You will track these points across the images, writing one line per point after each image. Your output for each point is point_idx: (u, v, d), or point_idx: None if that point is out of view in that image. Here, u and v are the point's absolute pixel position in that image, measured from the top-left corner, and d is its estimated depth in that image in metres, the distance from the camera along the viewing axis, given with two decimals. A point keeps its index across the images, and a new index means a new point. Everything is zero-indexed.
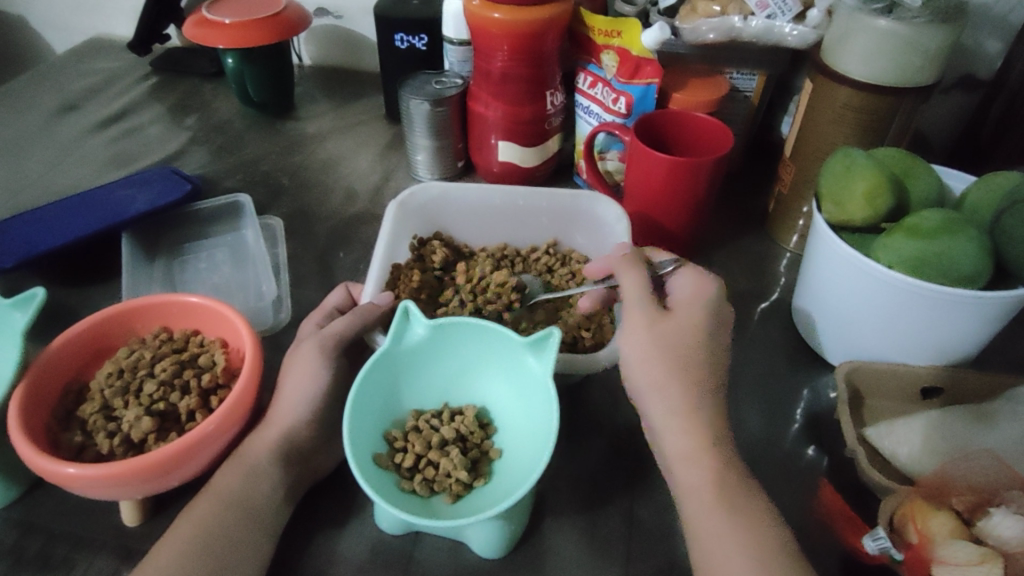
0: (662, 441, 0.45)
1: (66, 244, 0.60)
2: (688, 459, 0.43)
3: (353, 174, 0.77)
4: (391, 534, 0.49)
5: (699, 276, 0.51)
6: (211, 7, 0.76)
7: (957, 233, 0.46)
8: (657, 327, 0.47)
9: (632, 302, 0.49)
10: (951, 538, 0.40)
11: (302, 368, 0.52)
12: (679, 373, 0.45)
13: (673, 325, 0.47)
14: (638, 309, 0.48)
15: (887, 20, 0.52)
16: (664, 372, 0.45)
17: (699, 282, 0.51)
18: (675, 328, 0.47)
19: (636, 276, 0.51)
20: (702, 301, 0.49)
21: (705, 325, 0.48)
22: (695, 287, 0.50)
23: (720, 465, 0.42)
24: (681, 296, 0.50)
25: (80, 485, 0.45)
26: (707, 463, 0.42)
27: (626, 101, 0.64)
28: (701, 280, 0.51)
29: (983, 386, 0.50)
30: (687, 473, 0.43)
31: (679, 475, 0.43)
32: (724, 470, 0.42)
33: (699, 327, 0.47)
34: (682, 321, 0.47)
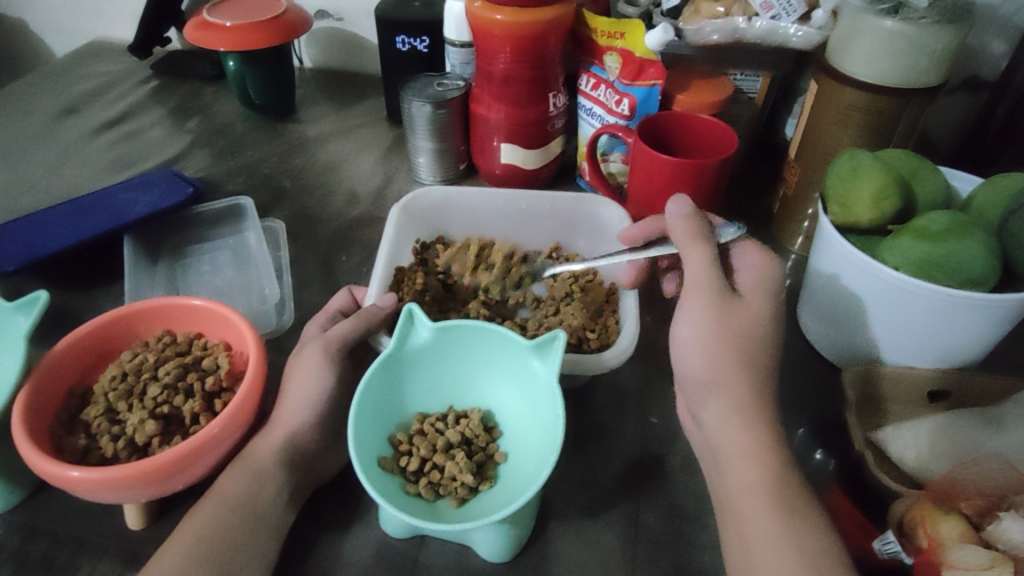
0: (718, 438, 0.44)
1: (67, 248, 0.60)
2: (743, 456, 0.43)
3: (354, 177, 0.77)
4: (396, 538, 0.49)
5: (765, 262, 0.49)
6: (211, 9, 0.76)
7: (966, 236, 0.46)
8: (733, 316, 0.46)
9: (699, 282, 0.48)
10: (962, 542, 0.40)
11: (306, 371, 0.52)
12: (743, 368, 0.45)
13: (744, 313, 0.46)
14: (706, 293, 0.47)
15: (894, 21, 0.52)
16: (726, 364, 0.45)
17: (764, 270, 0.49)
18: (746, 317, 0.46)
19: (701, 257, 0.49)
20: (769, 286, 0.48)
21: (773, 313, 0.47)
22: (760, 265, 0.49)
23: (743, 475, 0.42)
24: (749, 276, 0.49)
25: (85, 489, 0.45)
26: (754, 467, 0.42)
27: (630, 103, 0.64)
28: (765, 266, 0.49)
29: (990, 388, 0.50)
30: (742, 471, 0.42)
31: (733, 474, 0.43)
32: (749, 480, 0.42)
33: (767, 317, 0.47)
34: (753, 308, 0.47)
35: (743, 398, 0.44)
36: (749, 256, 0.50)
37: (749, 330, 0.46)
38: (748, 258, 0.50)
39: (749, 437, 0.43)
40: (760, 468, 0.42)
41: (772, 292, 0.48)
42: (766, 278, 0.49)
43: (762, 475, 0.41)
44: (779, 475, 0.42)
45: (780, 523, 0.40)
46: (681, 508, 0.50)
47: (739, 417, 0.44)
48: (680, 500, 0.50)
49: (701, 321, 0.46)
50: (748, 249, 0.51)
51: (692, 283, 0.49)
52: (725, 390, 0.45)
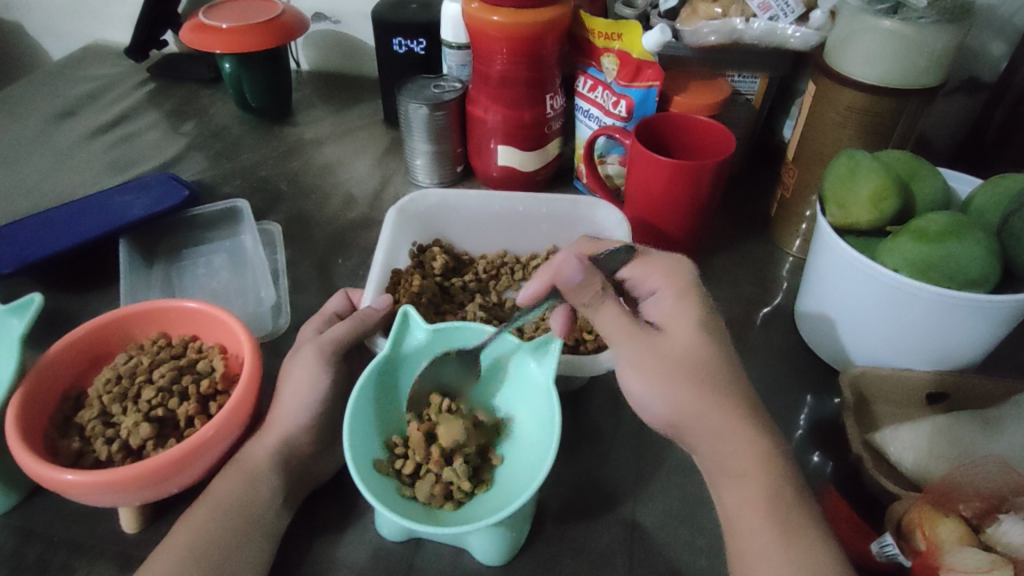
0: (707, 462, 0.44)
1: (63, 250, 0.60)
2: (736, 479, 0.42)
3: (351, 179, 0.76)
4: (392, 541, 0.48)
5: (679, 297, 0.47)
6: (208, 12, 0.76)
7: (964, 237, 0.45)
8: (662, 343, 0.45)
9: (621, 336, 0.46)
10: (960, 545, 0.40)
11: (301, 373, 0.52)
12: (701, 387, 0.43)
13: (669, 340, 0.45)
14: (631, 342, 0.45)
15: (892, 21, 0.52)
16: (697, 398, 0.43)
17: (679, 302, 0.47)
18: (676, 342, 0.45)
19: (614, 311, 0.46)
20: (687, 304, 0.47)
21: (704, 328, 0.46)
22: (667, 285, 0.48)
23: (734, 494, 0.42)
24: (664, 301, 0.47)
25: (78, 492, 0.44)
26: (747, 484, 0.41)
27: (626, 105, 0.64)
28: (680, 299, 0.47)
29: (989, 391, 0.50)
30: (733, 493, 0.42)
31: (727, 494, 0.42)
32: (740, 498, 0.41)
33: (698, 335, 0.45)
34: (680, 334, 0.45)
35: (711, 421, 0.43)
36: (654, 277, 0.49)
37: (688, 351, 0.44)
38: (652, 282, 0.49)
39: (742, 451, 0.42)
40: (753, 476, 0.42)
41: (691, 308, 0.47)
42: (680, 297, 0.47)
43: (763, 479, 0.41)
44: (772, 480, 0.41)
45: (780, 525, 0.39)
46: (677, 511, 0.50)
47: (722, 445, 0.43)
48: (678, 503, 0.50)
49: (641, 355, 0.45)
50: (643, 265, 0.50)
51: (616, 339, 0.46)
52: (699, 420, 0.43)
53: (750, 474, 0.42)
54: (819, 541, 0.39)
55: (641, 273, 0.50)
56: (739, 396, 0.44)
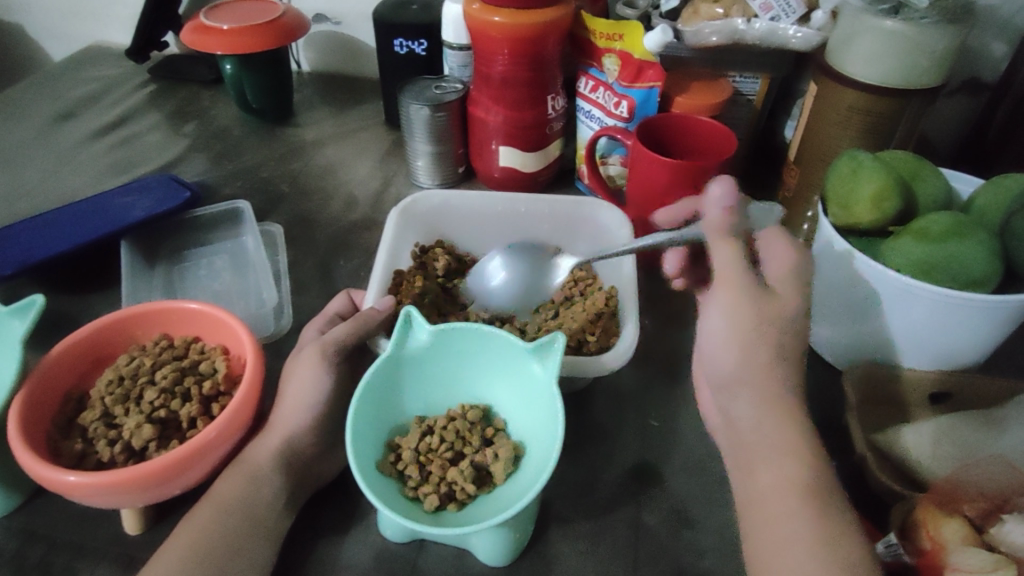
0: (743, 434, 0.43)
1: (64, 252, 0.60)
2: (764, 463, 0.41)
3: (353, 180, 0.76)
4: (396, 542, 0.48)
5: (798, 262, 0.46)
6: (209, 13, 0.76)
7: (966, 237, 0.45)
8: (774, 303, 0.43)
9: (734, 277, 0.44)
10: (964, 545, 0.40)
11: (303, 374, 0.52)
12: (776, 361, 0.43)
13: (784, 303, 0.44)
14: (740, 285, 0.43)
15: (894, 22, 0.52)
16: (767, 362, 0.43)
17: (797, 267, 0.45)
18: (786, 307, 0.43)
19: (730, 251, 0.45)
20: (799, 274, 0.45)
21: (809, 302, 0.45)
22: (790, 254, 0.46)
23: (765, 479, 0.41)
24: (777, 264, 0.46)
25: (79, 494, 0.44)
26: (780, 464, 0.41)
27: (628, 105, 0.64)
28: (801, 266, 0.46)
29: (994, 390, 0.50)
30: (765, 474, 0.41)
31: (759, 474, 0.41)
32: (772, 481, 0.40)
33: (803, 306, 0.44)
34: (789, 300, 0.44)
35: (771, 387, 0.42)
36: (774, 248, 0.46)
37: (784, 317, 0.43)
38: (776, 252, 0.46)
39: (784, 433, 0.42)
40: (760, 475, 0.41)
41: (804, 279, 0.45)
42: (802, 269, 0.45)
43: (793, 465, 0.41)
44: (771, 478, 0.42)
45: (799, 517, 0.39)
46: (678, 512, 0.50)
47: (770, 416, 0.42)
48: (681, 504, 0.50)
49: (752, 311, 0.43)
50: (774, 237, 0.47)
51: (722, 276, 0.44)
52: (756, 386, 0.43)
53: (784, 454, 0.41)
54: (846, 531, 0.38)
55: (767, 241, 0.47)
56: (797, 373, 0.44)
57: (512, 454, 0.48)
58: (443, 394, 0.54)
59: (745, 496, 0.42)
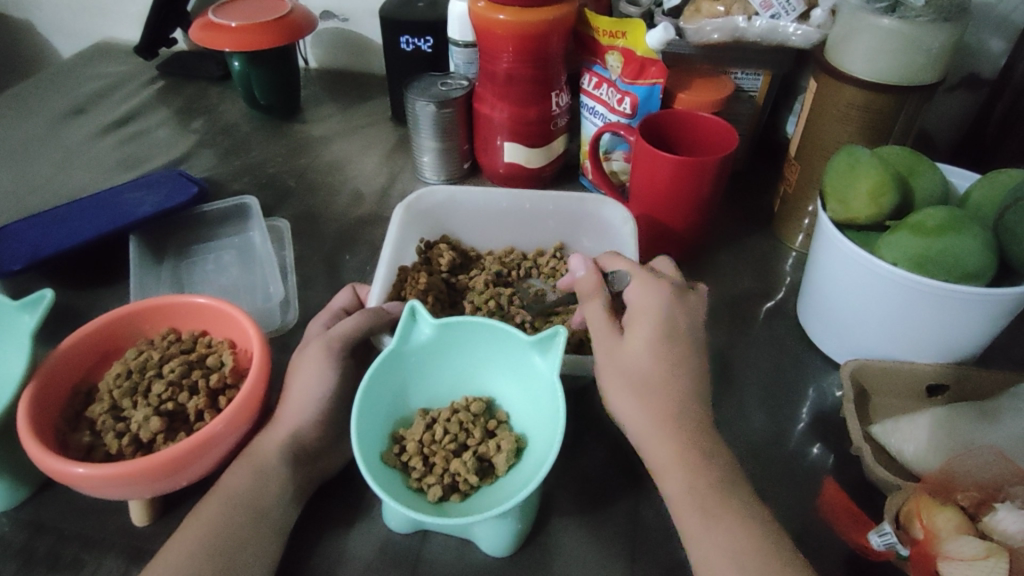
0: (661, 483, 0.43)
1: (74, 246, 0.61)
2: (669, 471, 0.43)
3: (360, 176, 0.77)
4: (400, 533, 0.49)
5: (652, 290, 0.49)
6: (218, 10, 0.77)
7: (963, 231, 0.46)
8: (621, 346, 0.47)
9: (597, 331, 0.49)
10: (958, 533, 0.40)
11: (309, 368, 0.52)
12: (649, 392, 0.45)
13: (626, 354, 0.46)
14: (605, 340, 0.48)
15: (891, 19, 0.53)
16: (653, 413, 0.45)
17: (650, 297, 0.48)
18: (632, 352, 0.46)
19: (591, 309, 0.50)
20: (654, 314, 0.47)
21: (660, 342, 0.46)
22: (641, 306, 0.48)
23: (674, 486, 0.43)
24: (635, 307, 0.48)
25: (90, 485, 0.45)
26: (687, 475, 0.42)
27: (631, 101, 0.65)
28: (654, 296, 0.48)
29: (987, 383, 0.51)
30: (672, 486, 0.43)
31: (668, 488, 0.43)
32: (680, 491, 0.42)
33: (652, 349, 0.46)
34: (633, 350, 0.46)
35: (647, 420, 0.45)
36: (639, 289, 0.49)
37: (648, 369, 0.46)
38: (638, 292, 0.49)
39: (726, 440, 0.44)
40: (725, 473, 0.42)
41: (654, 318, 0.47)
42: (646, 311, 0.48)
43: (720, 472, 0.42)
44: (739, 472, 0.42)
45: (715, 515, 0.41)
46: None
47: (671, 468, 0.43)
48: None
49: (608, 354, 0.47)
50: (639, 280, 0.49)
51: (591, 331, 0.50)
52: (634, 419, 0.45)
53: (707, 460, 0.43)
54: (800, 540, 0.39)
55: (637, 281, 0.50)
56: (686, 409, 0.45)
57: (515, 445, 0.49)
58: (444, 386, 0.54)
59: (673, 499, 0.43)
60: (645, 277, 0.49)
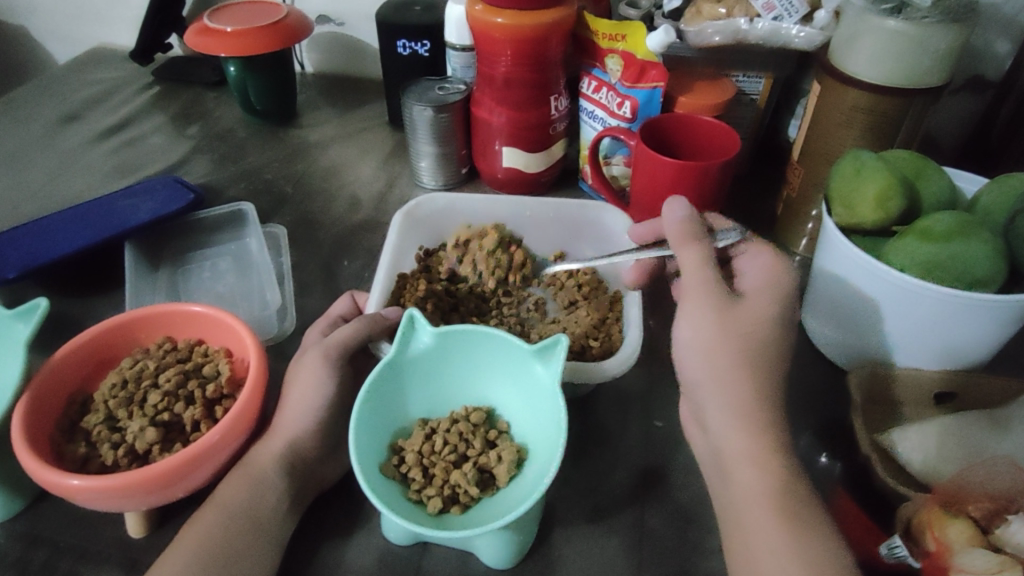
0: (731, 478, 0.43)
1: (68, 255, 0.60)
2: (745, 465, 0.42)
3: (357, 182, 0.76)
4: (400, 545, 0.48)
5: (776, 259, 0.50)
6: (212, 15, 0.76)
7: (971, 237, 0.45)
8: (739, 304, 0.47)
9: (702, 279, 0.48)
10: (969, 546, 0.39)
11: (306, 377, 0.51)
12: (744, 366, 0.45)
13: (746, 308, 0.47)
14: (714, 291, 0.48)
15: (897, 21, 0.52)
16: (745, 392, 0.44)
17: (774, 266, 0.50)
18: (749, 313, 0.46)
19: (698, 254, 0.50)
20: (777, 285, 0.49)
21: (778, 312, 0.47)
22: (765, 270, 0.50)
23: (749, 478, 0.42)
24: (760, 275, 0.50)
25: (85, 497, 0.44)
26: (772, 471, 0.42)
27: (631, 105, 0.64)
28: (775, 266, 0.50)
29: (994, 391, 0.49)
30: (743, 476, 0.42)
31: (736, 477, 0.42)
32: (758, 488, 0.41)
33: (769, 315, 0.47)
34: (753, 308, 0.47)
35: (740, 397, 0.44)
36: (762, 259, 0.51)
37: (752, 336, 0.46)
38: (760, 263, 0.51)
39: (747, 443, 0.43)
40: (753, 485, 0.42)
41: (777, 292, 0.48)
42: (774, 282, 0.49)
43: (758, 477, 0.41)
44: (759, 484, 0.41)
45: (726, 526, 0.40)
46: (686, 514, 0.49)
47: (747, 445, 0.43)
48: (687, 504, 0.50)
49: (722, 308, 0.47)
50: (759, 254, 0.51)
51: (686, 275, 0.49)
52: (727, 390, 0.44)
53: (754, 467, 0.42)
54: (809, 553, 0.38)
55: (752, 255, 0.52)
56: (772, 394, 0.45)
57: (515, 456, 0.48)
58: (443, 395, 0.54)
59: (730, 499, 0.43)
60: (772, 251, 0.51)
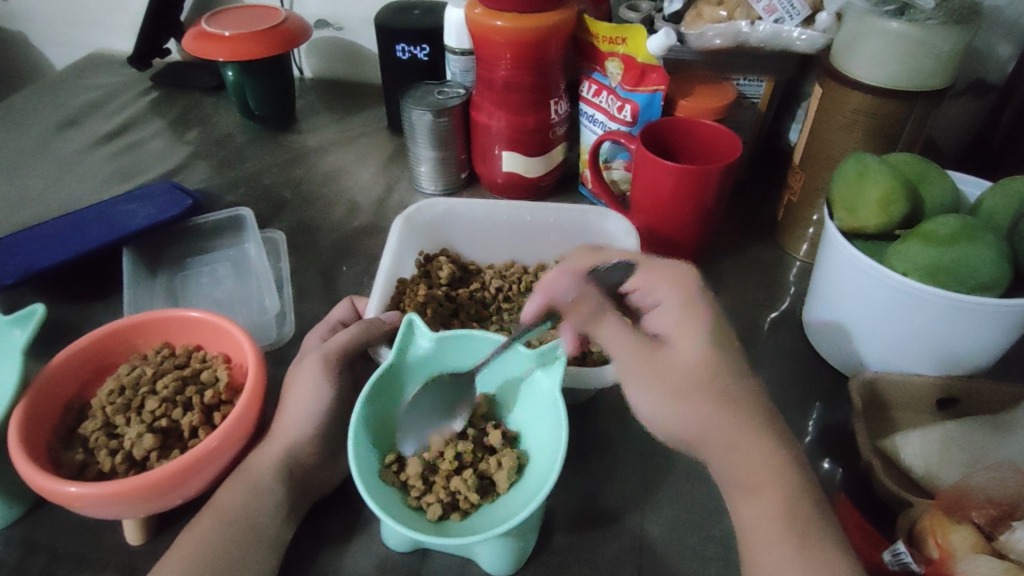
0: (738, 507, 0.43)
1: (65, 261, 0.60)
2: (760, 491, 0.41)
3: (356, 187, 0.76)
4: (399, 552, 0.48)
5: (670, 273, 0.47)
6: (210, 20, 0.76)
7: (975, 240, 0.45)
8: (664, 357, 0.44)
9: (622, 350, 0.45)
10: (974, 553, 0.39)
11: (304, 383, 0.51)
12: (719, 407, 0.42)
13: (666, 356, 0.44)
14: (633, 356, 0.45)
15: (899, 23, 0.51)
16: (738, 432, 0.42)
17: (671, 281, 0.46)
18: (675, 358, 0.43)
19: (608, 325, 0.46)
20: (686, 314, 0.44)
21: (709, 343, 0.43)
22: (673, 294, 0.46)
23: (752, 509, 0.42)
24: (667, 302, 0.46)
25: (82, 504, 0.44)
26: (772, 494, 0.41)
27: (631, 109, 0.64)
28: (674, 279, 0.47)
29: (998, 396, 0.49)
30: (750, 507, 0.42)
31: (744, 507, 0.42)
32: (771, 508, 0.41)
33: (696, 350, 0.43)
34: (678, 350, 0.44)
35: (729, 439, 0.42)
36: (659, 288, 0.47)
37: (688, 373, 0.43)
38: (660, 292, 0.47)
39: (752, 453, 0.42)
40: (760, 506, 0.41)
41: (692, 317, 0.44)
42: (686, 308, 0.45)
43: (762, 496, 0.41)
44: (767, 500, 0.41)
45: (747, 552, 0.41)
46: (688, 520, 0.49)
47: (755, 466, 0.42)
48: (688, 511, 0.49)
49: (652, 373, 0.43)
50: (648, 275, 0.48)
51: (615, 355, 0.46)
52: (716, 435, 0.42)
53: (761, 490, 0.41)
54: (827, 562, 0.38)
55: (647, 283, 0.48)
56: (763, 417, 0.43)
57: (516, 462, 0.47)
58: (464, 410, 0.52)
59: (746, 518, 0.42)
60: (656, 264, 0.48)
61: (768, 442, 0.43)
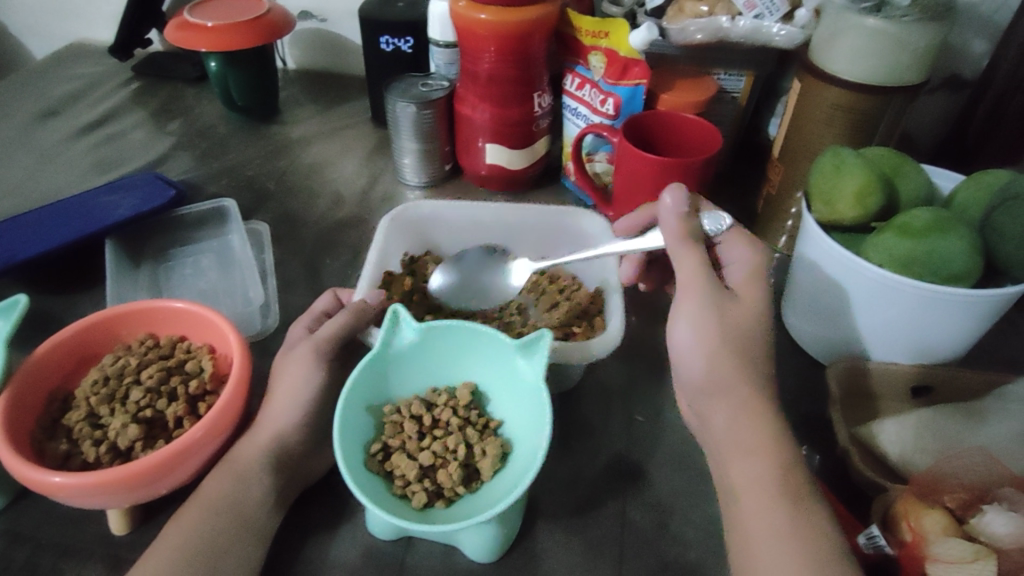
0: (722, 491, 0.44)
1: (47, 252, 0.60)
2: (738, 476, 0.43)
3: (340, 179, 0.76)
4: (384, 539, 0.48)
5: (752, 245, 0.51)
6: (192, 10, 0.75)
7: (948, 232, 0.46)
8: (731, 308, 0.46)
9: (697, 286, 0.47)
10: (945, 536, 0.40)
11: (290, 373, 0.51)
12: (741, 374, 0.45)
13: (744, 307, 0.46)
14: (705, 293, 0.47)
15: (875, 20, 0.52)
16: (734, 409, 0.44)
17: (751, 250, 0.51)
18: (742, 311, 0.46)
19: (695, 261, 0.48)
20: (760, 279, 0.49)
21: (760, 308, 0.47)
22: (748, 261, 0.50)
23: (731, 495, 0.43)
24: (738, 267, 0.50)
25: (65, 494, 0.44)
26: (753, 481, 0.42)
27: (614, 102, 0.65)
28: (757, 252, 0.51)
29: (969, 384, 0.50)
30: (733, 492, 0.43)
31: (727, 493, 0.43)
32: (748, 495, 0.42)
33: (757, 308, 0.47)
34: (749, 304, 0.47)
35: (727, 422, 0.44)
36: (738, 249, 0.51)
37: (745, 326, 0.46)
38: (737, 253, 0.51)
39: (742, 434, 0.43)
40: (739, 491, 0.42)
41: (760, 283, 0.49)
42: (758, 275, 0.49)
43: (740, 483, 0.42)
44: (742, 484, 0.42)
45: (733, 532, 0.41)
46: (667, 506, 0.50)
47: (738, 452, 0.43)
48: (668, 497, 0.51)
49: (720, 320, 0.46)
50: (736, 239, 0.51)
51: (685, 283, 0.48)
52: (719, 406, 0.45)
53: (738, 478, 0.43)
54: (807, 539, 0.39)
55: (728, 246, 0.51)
56: (756, 400, 0.44)
57: (500, 451, 0.48)
58: (513, 285, 0.61)
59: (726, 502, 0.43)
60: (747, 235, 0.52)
61: (758, 425, 0.43)
